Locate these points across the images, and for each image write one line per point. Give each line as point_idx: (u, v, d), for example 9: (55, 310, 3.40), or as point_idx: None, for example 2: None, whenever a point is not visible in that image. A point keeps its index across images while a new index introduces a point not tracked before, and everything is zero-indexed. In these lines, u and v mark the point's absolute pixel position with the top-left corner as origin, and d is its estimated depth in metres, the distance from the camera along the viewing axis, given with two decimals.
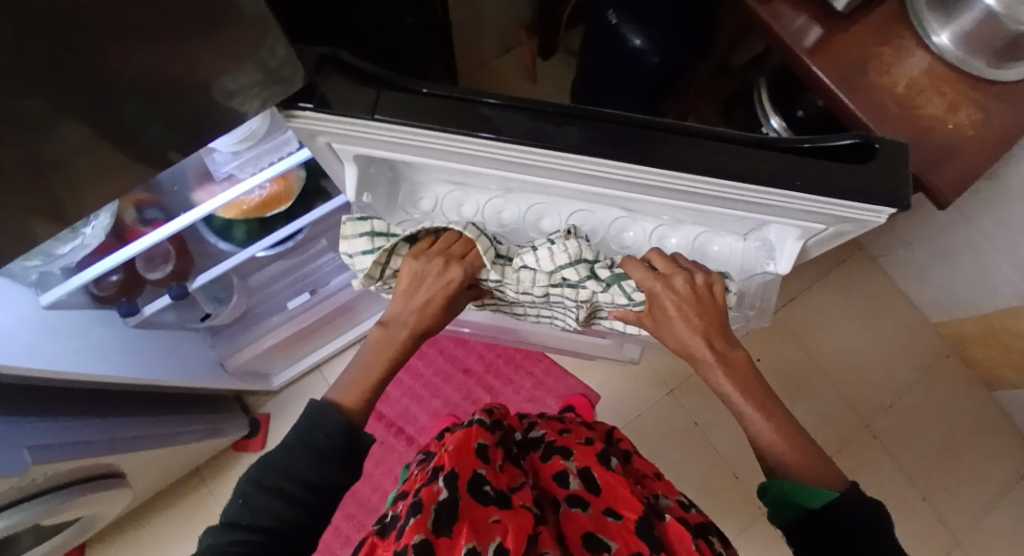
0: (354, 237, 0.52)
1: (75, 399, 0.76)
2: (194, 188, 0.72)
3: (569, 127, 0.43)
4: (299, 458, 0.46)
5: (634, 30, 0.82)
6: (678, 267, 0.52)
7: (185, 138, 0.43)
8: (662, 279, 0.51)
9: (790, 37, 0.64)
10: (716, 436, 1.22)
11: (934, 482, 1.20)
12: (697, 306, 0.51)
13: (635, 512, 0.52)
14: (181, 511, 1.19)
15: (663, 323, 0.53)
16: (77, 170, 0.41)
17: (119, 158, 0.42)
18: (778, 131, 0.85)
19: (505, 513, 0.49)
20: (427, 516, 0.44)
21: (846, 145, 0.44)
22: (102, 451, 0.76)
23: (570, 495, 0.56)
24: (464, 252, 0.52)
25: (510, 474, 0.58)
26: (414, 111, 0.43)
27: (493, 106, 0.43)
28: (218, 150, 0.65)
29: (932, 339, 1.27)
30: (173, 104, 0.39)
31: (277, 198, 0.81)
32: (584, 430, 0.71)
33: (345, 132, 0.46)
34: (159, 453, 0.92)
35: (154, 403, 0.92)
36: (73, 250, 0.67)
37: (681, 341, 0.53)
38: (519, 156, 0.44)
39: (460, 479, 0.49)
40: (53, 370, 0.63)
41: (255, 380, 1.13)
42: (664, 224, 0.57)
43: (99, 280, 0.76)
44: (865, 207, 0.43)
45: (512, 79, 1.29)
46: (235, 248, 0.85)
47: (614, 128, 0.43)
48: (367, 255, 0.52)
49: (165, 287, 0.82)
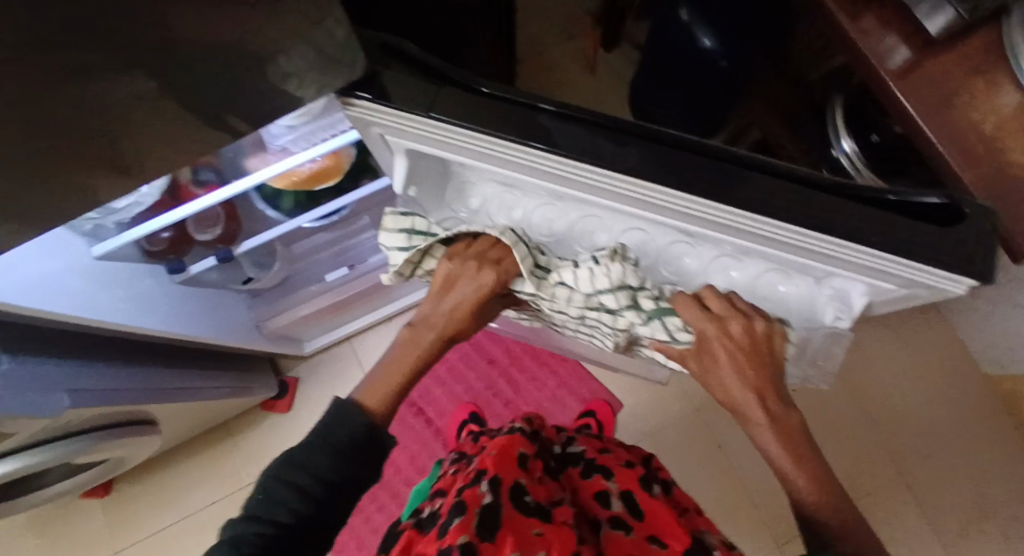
0: (393, 230, 0.52)
1: (115, 346, 0.79)
2: (247, 155, 0.72)
3: (629, 147, 0.41)
4: (324, 458, 0.48)
5: (704, 29, 0.79)
6: (736, 310, 0.50)
7: (240, 111, 0.43)
8: (717, 322, 0.49)
9: (876, 56, 0.58)
10: (737, 460, 1.19)
11: (963, 540, 1.14)
12: (752, 356, 0.50)
13: (681, 544, 0.52)
14: (205, 459, 1.24)
15: (710, 367, 0.52)
16: (133, 132, 0.41)
17: (175, 124, 0.42)
18: (848, 155, 0.79)
19: (548, 526, 0.50)
20: (470, 519, 0.47)
21: (932, 203, 0.41)
22: (133, 399, 0.79)
23: (612, 517, 0.57)
24: (500, 257, 0.52)
25: (549, 487, 0.58)
26: (471, 114, 0.41)
27: (553, 116, 0.42)
28: (275, 124, 0.66)
29: (980, 390, 1.20)
30: (231, 77, 0.39)
31: (327, 172, 0.81)
32: (624, 451, 0.69)
33: (399, 128, 0.45)
34: (189, 405, 0.94)
35: (191, 356, 0.95)
36: (131, 204, 0.70)
37: (728, 390, 0.52)
38: (573, 171, 0.43)
39: (504, 486, 0.52)
40: (93, 319, 0.64)
41: (289, 345, 1.16)
42: (723, 256, 0.54)
43: (152, 236, 0.79)
44: (942, 274, 0.41)
45: (571, 70, 1.26)
46: (282, 217, 0.87)
47: (676, 153, 0.41)
48: (402, 251, 0.53)
49: (213, 248, 0.85)
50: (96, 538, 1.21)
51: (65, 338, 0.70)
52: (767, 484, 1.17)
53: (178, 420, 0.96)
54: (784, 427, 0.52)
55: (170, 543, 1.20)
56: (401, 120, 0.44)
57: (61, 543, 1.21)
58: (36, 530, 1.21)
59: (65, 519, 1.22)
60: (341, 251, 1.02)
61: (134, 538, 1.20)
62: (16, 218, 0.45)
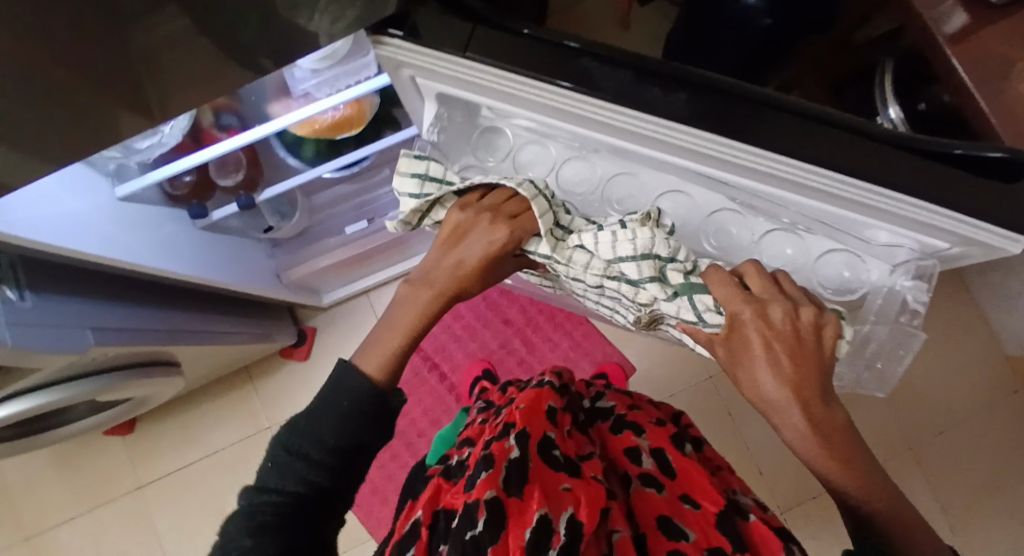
0: (405, 175, 0.51)
1: (138, 288, 0.80)
2: (271, 101, 0.72)
3: (675, 93, 0.39)
4: (326, 426, 0.49)
5: None
6: (775, 291, 0.47)
7: (261, 51, 0.41)
8: (753, 306, 0.45)
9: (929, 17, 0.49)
10: (748, 429, 1.19)
11: (971, 519, 1.13)
12: (793, 349, 0.46)
13: (715, 504, 0.52)
14: (225, 402, 1.27)
15: (743, 359, 0.48)
16: (154, 70, 0.40)
17: (194, 63, 0.41)
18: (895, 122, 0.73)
19: (576, 481, 0.50)
20: (497, 474, 0.48)
21: (993, 158, 0.37)
22: (157, 340, 0.80)
23: (643, 474, 0.57)
24: (515, 213, 0.50)
25: (578, 440, 0.59)
26: (508, 55, 0.40)
27: (594, 58, 0.39)
28: (299, 66, 0.64)
29: (1004, 372, 1.17)
30: (252, 13, 0.37)
31: (349, 121, 0.80)
32: (654, 410, 0.69)
33: (431, 70, 0.43)
34: (211, 349, 0.95)
35: (212, 301, 0.96)
36: (152, 146, 0.69)
37: (761, 391, 0.48)
38: (612, 119, 0.41)
39: (531, 440, 0.52)
40: (114, 258, 0.64)
41: (307, 295, 1.16)
42: (781, 228, 0.53)
43: (174, 180, 0.78)
44: (998, 235, 0.39)
45: (602, 23, 1.20)
46: (303, 166, 0.85)
47: (722, 101, 0.39)
48: (413, 198, 0.51)
49: (235, 195, 0.83)
50: (122, 472, 1.26)
51: (86, 276, 0.71)
52: (776, 453, 1.17)
53: (199, 364, 0.98)
54: (824, 426, 0.47)
55: (192, 479, 1.25)
56: (432, 63, 0.42)
57: (88, 475, 1.26)
58: (65, 461, 1.27)
59: (91, 452, 1.27)
60: (362, 202, 1.01)
61: (157, 474, 1.25)
62: (37, 154, 0.45)
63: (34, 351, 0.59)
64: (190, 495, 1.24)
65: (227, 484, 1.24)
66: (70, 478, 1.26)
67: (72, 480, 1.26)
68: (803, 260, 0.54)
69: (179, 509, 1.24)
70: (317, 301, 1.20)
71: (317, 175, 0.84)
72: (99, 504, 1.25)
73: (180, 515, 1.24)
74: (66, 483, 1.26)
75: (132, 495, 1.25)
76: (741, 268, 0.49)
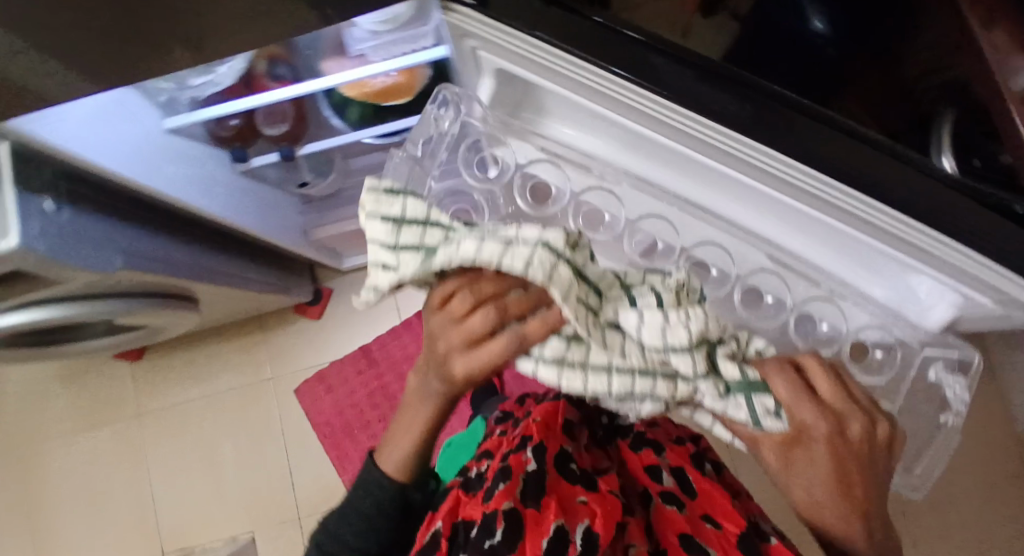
0: (376, 219, 0.40)
1: (171, 221, 0.81)
2: (327, 57, 0.72)
3: (745, 103, 0.40)
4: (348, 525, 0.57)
5: None
6: (848, 399, 0.43)
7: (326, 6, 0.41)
8: (824, 404, 0.42)
9: None
10: None
11: None
12: (856, 459, 0.43)
13: (738, 524, 0.50)
14: (234, 348, 1.29)
15: (798, 470, 0.43)
16: (219, 9, 0.40)
17: (262, 9, 0.41)
18: None
19: (592, 495, 0.51)
20: (514, 487, 0.50)
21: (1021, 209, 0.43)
22: (181, 275, 0.81)
23: (663, 491, 0.56)
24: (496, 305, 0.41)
25: (593, 458, 0.60)
26: (577, 41, 0.39)
27: (664, 57, 0.39)
28: (360, 26, 0.65)
29: None
30: None
31: (401, 89, 0.80)
32: (676, 429, 0.69)
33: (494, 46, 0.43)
34: (230, 292, 0.96)
35: (237, 245, 0.97)
36: (210, 82, 0.70)
37: (810, 500, 0.44)
38: (685, 123, 0.42)
39: (548, 453, 0.55)
40: (150, 185, 0.66)
41: (328, 257, 1.16)
42: (823, 293, 0.56)
43: (221, 121, 0.77)
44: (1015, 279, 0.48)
45: None
46: (346, 128, 0.85)
47: (788, 113, 0.40)
48: (382, 250, 0.40)
49: (277, 145, 0.84)
50: (121, 399, 1.28)
51: (122, 201, 0.72)
52: None
53: (215, 305, 1.00)
54: (874, 525, 0.45)
55: (188, 417, 1.27)
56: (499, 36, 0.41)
57: (89, 396, 1.29)
58: (70, 380, 1.30)
59: (95, 375, 1.29)
60: None
61: (155, 406, 1.28)
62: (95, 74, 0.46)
63: (65, 261, 0.62)
64: (184, 432, 1.27)
65: (221, 427, 1.27)
66: (71, 396, 1.29)
67: (73, 398, 1.29)
68: (845, 333, 0.56)
69: (171, 444, 1.27)
70: (337, 264, 1.20)
71: (357, 139, 0.85)
72: (95, 426, 1.28)
73: (171, 450, 1.26)
74: (67, 400, 1.29)
75: (128, 423, 1.28)
76: (802, 360, 0.43)
